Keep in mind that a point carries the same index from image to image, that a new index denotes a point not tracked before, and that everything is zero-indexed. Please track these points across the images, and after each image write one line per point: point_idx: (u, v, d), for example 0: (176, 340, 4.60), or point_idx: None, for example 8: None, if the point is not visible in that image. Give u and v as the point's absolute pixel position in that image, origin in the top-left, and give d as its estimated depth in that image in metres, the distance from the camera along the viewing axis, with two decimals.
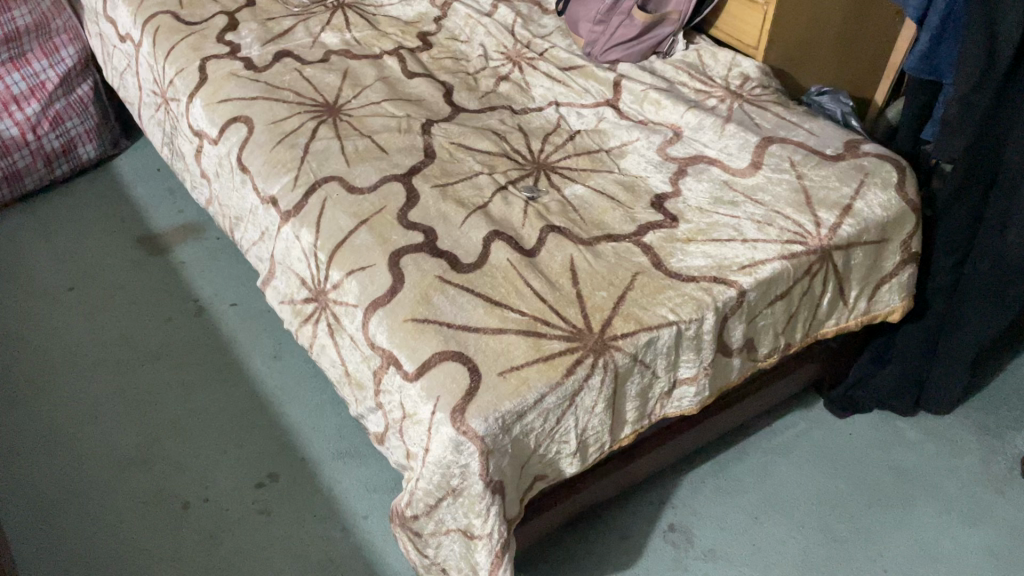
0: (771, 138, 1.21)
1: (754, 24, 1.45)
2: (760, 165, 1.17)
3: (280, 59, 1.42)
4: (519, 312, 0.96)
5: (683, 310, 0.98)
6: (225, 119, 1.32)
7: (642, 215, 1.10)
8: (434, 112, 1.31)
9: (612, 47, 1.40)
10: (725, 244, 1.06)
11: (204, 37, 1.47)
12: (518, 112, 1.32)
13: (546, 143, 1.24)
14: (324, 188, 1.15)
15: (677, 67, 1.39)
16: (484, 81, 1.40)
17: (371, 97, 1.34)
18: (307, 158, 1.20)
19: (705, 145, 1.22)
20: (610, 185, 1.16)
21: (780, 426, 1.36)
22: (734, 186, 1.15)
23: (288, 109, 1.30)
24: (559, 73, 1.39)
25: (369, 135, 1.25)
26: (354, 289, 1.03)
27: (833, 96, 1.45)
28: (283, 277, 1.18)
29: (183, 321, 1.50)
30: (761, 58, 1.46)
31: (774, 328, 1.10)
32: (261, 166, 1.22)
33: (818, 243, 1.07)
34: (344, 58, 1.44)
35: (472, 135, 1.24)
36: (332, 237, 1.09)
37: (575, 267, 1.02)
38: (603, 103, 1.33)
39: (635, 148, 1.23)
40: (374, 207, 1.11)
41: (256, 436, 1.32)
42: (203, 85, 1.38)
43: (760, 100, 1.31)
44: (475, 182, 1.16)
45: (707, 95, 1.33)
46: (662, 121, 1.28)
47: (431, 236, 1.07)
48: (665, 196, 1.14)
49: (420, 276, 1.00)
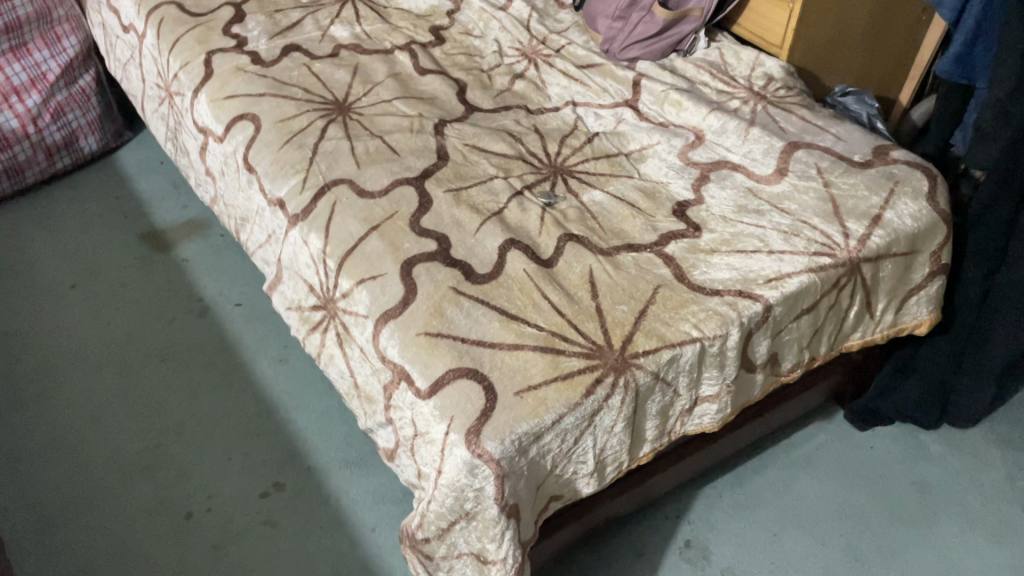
0: (797, 143, 1.17)
1: (778, 22, 1.39)
2: (786, 172, 1.13)
3: (288, 54, 1.38)
4: (536, 327, 0.92)
5: (707, 325, 0.94)
6: (231, 116, 1.27)
7: (663, 224, 1.06)
8: (448, 112, 1.26)
9: (631, 44, 1.36)
10: (750, 255, 1.02)
11: (210, 29, 1.42)
12: (533, 112, 1.28)
13: (563, 146, 1.20)
14: (334, 191, 1.11)
15: (698, 66, 1.35)
16: (499, 79, 1.35)
17: (382, 95, 1.30)
18: (316, 159, 1.16)
19: (728, 150, 1.18)
20: (630, 191, 1.11)
21: (799, 438, 1.33)
22: (759, 193, 1.11)
23: (297, 106, 1.26)
24: (576, 71, 1.34)
25: (380, 135, 1.21)
26: (364, 299, 0.99)
27: (858, 97, 1.41)
28: (291, 283, 1.14)
29: (188, 321, 1.46)
30: (785, 58, 1.41)
31: (798, 342, 1.06)
32: (268, 166, 1.18)
33: (846, 255, 1.03)
34: (355, 53, 1.39)
35: (486, 137, 1.20)
36: (342, 243, 1.05)
37: (594, 279, 0.98)
38: (622, 103, 1.28)
39: (656, 152, 1.19)
40: (385, 212, 1.07)
41: (262, 443, 1.28)
42: (209, 79, 1.33)
43: (784, 102, 1.27)
44: (490, 187, 1.12)
45: (729, 96, 1.29)
46: (683, 123, 1.24)
47: (445, 244, 1.03)
48: (687, 203, 1.10)
49: (434, 287, 0.97)
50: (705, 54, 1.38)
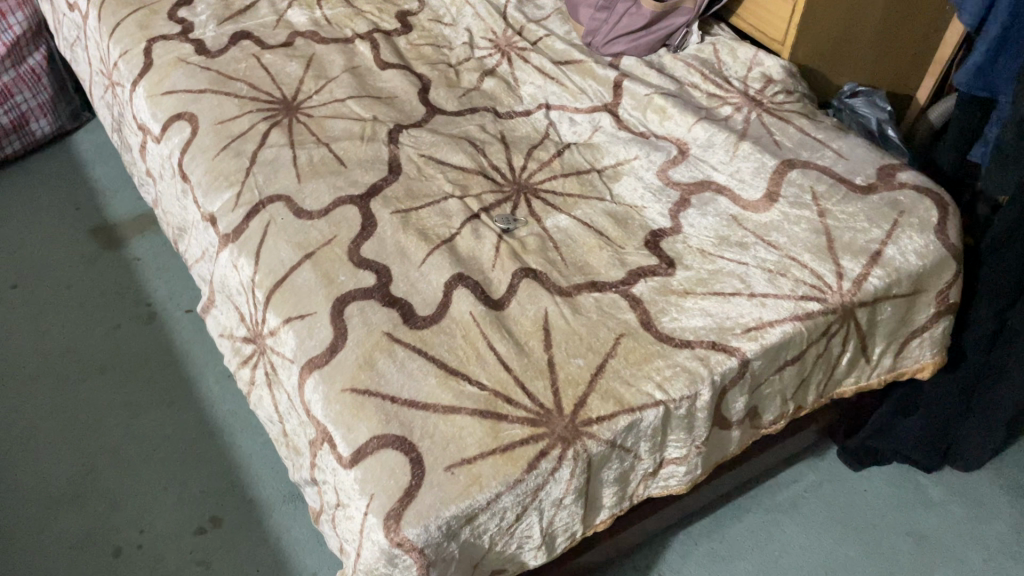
0: (792, 161, 1.04)
1: (781, 16, 1.23)
2: (776, 198, 1.00)
3: (237, 42, 1.25)
4: (478, 386, 0.81)
5: (673, 385, 0.83)
6: (168, 115, 1.16)
7: (633, 258, 0.94)
8: (406, 115, 1.14)
9: (615, 38, 1.23)
10: (729, 299, 0.90)
11: (154, 12, 1.30)
12: (501, 116, 1.15)
13: (530, 159, 1.07)
14: (269, 209, 1.00)
15: (689, 65, 1.21)
16: (467, 75, 1.22)
17: (335, 93, 1.17)
18: (253, 170, 1.05)
19: (714, 167, 1.05)
20: (599, 216, 0.99)
21: (786, 478, 1.22)
22: (745, 222, 0.98)
23: (240, 106, 1.14)
24: (552, 68, 1.21)
25: (328, 141, 1.08)
26: (290, 341, 0.88)
27: (867, 98, 1.28)
28: (224, 309, 1.03)
29: (134, 329, 1.36)
30: (787, 56, 1.25)
31: (782, 394, 0.94)
32: (202, 176, 1.07)
33: (838, 299, 0.91)
34: (311, 42, 1.26)
35: (445, 146, 1.08)
36: (272, 272, 0.94)
37: (549, 326, 0.87)
38: (601, 107, 1.15)
39: (633, 168, 1.06)
40: (323, 237, 0.96)
41: (203, 471, 1.18)
42: (147, 71, 1.21)
43: (782, 110, 1.14)
44: (443, 208, 1.00)
45: (721, 101, 1.16)
46: (667, 134, 1.11)
47: (384, 278, 0.91)
48: (663, 232, 0.97)
49: (366, 332, 0.85)
50: (697, 50, 1.24)
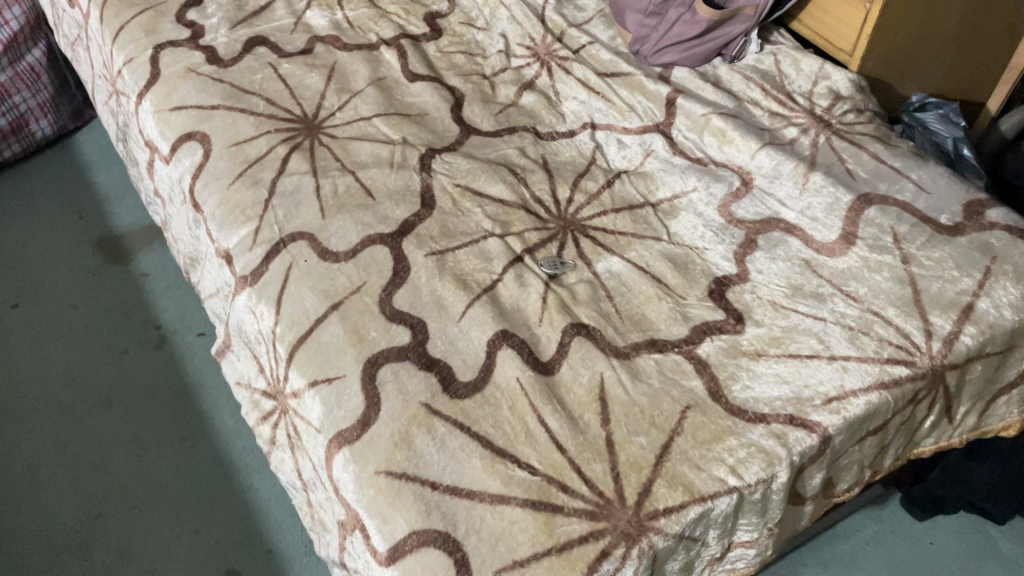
0: (869, 196, 0.94)
1: (852, 24, 1.11)
2: (853, 240, 0.90)
3: (252, 49, 1.15)
4: (528, 470, 0.72)
5: (748, 469, 0.73)
6: (177, 134, 1.05)
7: (696, 312, 0.84)
8: (438, 136, 1.04)
9: (665, 48, 1.12)
10: (806, 362, 0.80)
11: (161, 14, 1.19)
12: (542, 137, 1.05)
13: (576, 190, 0.97)
14: (290, 249, 0.91)
15: (748, 78, 1.10)
16: (503, 88, 1.11)
17: (360, 110, 1.07)
18: (272, 202, 0.95)
19: (781, 202, 0.95)
20: (656, 260, 0.89)
21: (846, 528, 1.14)
22: (819, 269, 0.88)
23: (256, 125, 1.04)
24: (598, 81, 1.10)
25: (354, 168, 0.98)
26: (315, 408, 0.79)
27: (940, 112, 1.17)
28: (240, 355, 0.94)
29: (142, 354, 1.27)
30: (857, 68, 1.13)
31: (860, 463, 0.85)
32: (216, 207, 0.97)
33: (928, 363, 0.81)
34: (332, 49, 1.16)
35: (482, 175, 0.98)
36: (294, 324, 0.85)
37: (606, 395, 0.77)
38: (652, 127, 1.05)
39: (691, 203, 0.96)
40: (350, 284, 0.87)
41: (217, 518, 1.10)
42: (154, 82, 1.11)
43: (853, 132, 1.03)
44: (482, 250, 0.90)
45: (785, 121, 1.05)
46: (726, 161, 1.00)
47: (420, 335, 0.82)
48: (728, 279, 0.88)
49: (401, 403, 0.76)
50: (756, 60, 1.13)
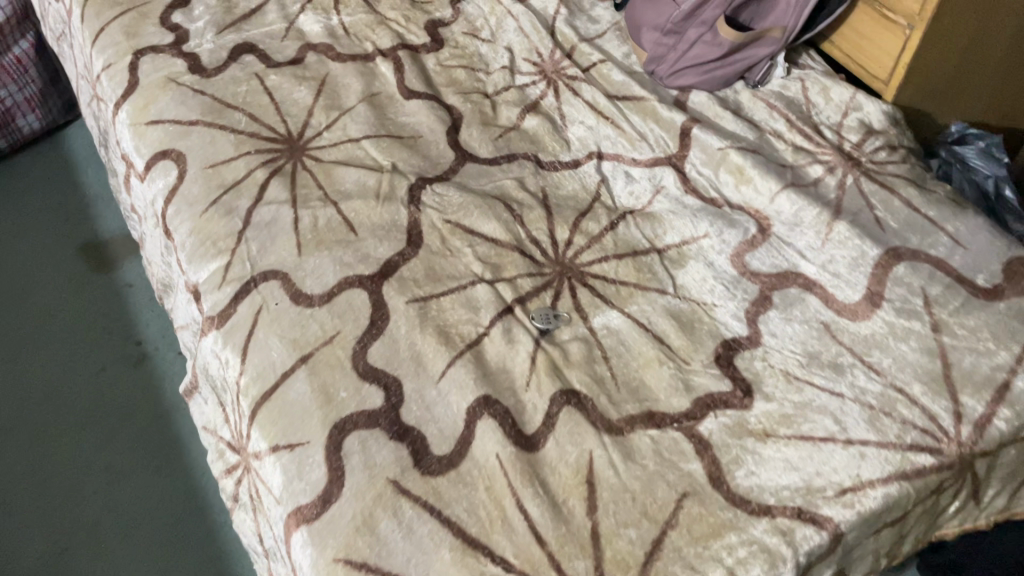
0: (898, 251, 0.85)
1: (889, 51, 1.01)
2: (879, 301, 0.81)
3: (238, 57, 1.07)
4: (502, 566, 0.64)
5: (748, 572, 0.65)
6: (152, 151, 0.98)
7: (700, 381, 0.76)
8: (430, 162, 0.96)
9: (682, 70, 1.03)
10: (819, 446, 0.72)
11: (144, 15, 1.11)
12: (544, 166, 0.97)
13: (576, 231, 0.89)
14: (261, 289, 0.83)
15: (771, 106, 1.01)
16: (505, 109, 1.03)
17: (348, 130, 0.99)
18: (246, 235, 0.88)
19: (801, 253, 0.86)
20: (659, 317, 0.81)
21: None
22: (839, 334, 0.80)
23: (235, 145, 0.96)
24: (607, 105, 1.02)
25: (336, 198, 0.91)
26: (275, 476, 0.72)
27: (982, 150, 1.06)
28: (207, 399, 0.88)
29: (121, 373, 1.22)
30: (892, 99, 1.03)
31: (875, 552, 0.76)
32: (187, 236, 0.90)
33: (955, 451, 0.73)
34: (324, 59, 1.08)
35: (475, 211, 0.90)
36: (259, 377, 0.78)
37: (594, 478, 0.70)
38: (663, 160, 0.96)
39: (701, 250, 0.87)
40: (322, 334, 0.79)
41: (187, 557, 1.04)
42: (131, 92, 1.04)
43: (884, 173, 0.94)
44: (469, 298, 0.83)
45: (809, 157, 0.96)
46: (743, 203, 0.92)
47: (394, 398, 0.75)
48: (737, 343, 0.79)
49: (367, 479, 0.69)
50: (781, 86, 1.04)
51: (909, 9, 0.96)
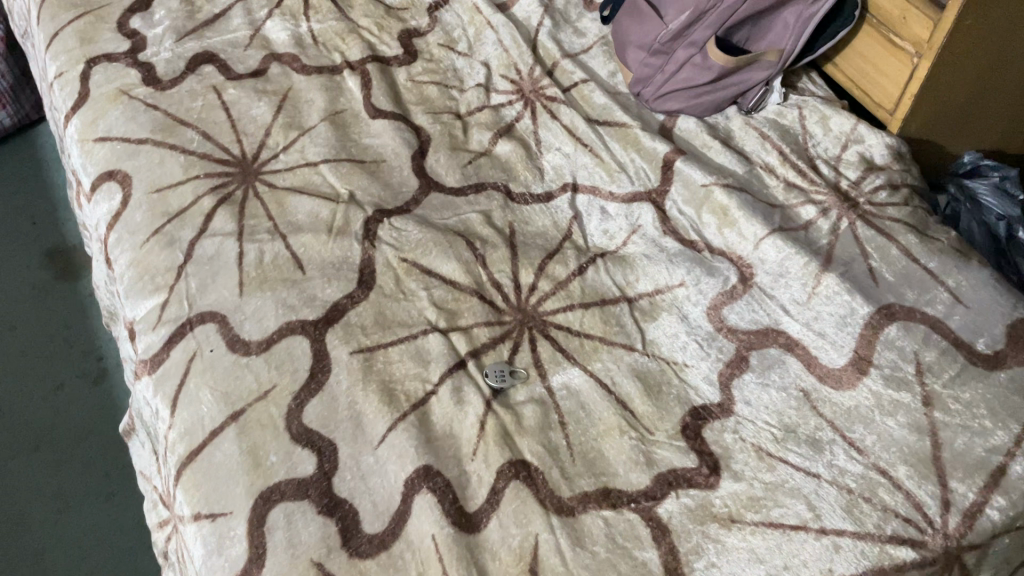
0: (891, 310, 0.78)
1: (895, 79, 0.92)
2: (866, 368, 0.74)
3: (196, 68, 1.00)
4: None
5: None
6: (98, 172, 0.92)
7: (662, 455, 0.70)
8: (391, 192, 0.89)
9: (670, 93, 0.96)
10: (789, 535, 0.65)
11: (101, 19, 1.04)
12: (514, 199, 0.90)
13: (541, 275, 0.82)
14: (196, 333, 0.77)
15: (764, 137, 0.94)
16: (477, 133, 0.96)
17: (306, 153, 0.92)
18: (186, 270, 0.81)
19: (785, 308, 0.79)
20: (624, 378, 0.75)
21: None
22: (820, 405, 0.73)
23: (183, 167, 0.90)
24: (586, 130, 0.95)
25: (286, 230, 0.84)
26: (194, 549, 0.67)
27: (997, 186, 0.96)
28: (144, 445, 0.82)
29: (80, 391, 1.16)
30: (898, 130, 0.95)
31: None
32: (126, 269, 0.84)
33: (940, 544, 0.65)
34: (288, 71, 1.01)
35: (434, 249, 0.83)
36: (187, 434, 0.72)
37: (537, 566, 0.63)
38: (643, 195, 0.89)
39: (675, 301, 0.80)
40: (257, 387, 0.73)
41: None
42: (81, 104, 0.97)
43: (883, 217, 0.86)
44: (419, 350, 0.76)
45: (802, 196, 0.88)
46: (725, 247, 0.85)
47: (327, 465, 0.69)
48: (707, 411, 0.73)
49: (288, 561, 0.63)
50: (777, 112, 0.96)
51: (917, 36, 0.87)
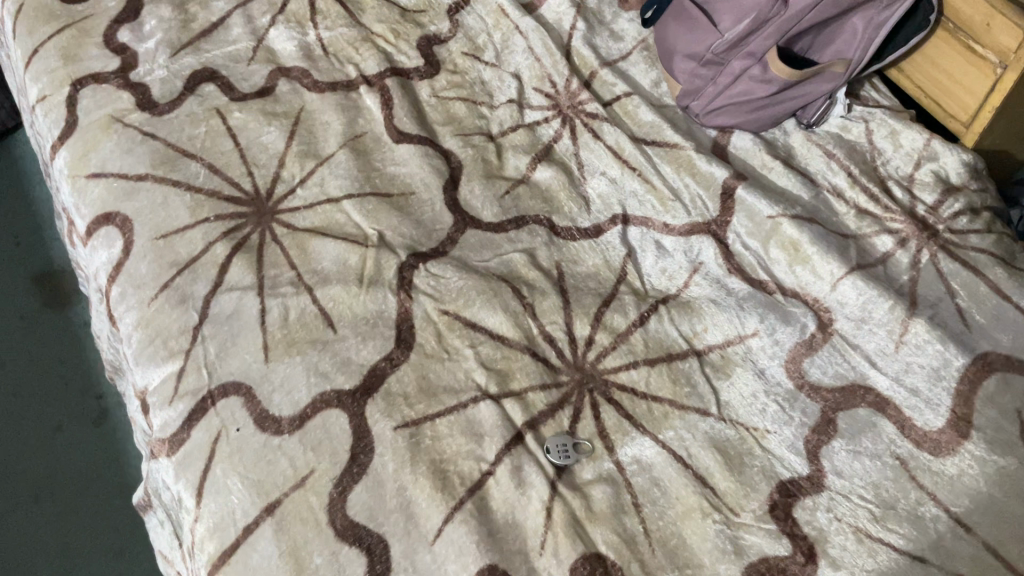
0: (987, 360, 0.71)
1: (973, 90, 0.84)
2: (967, 430, 0.68)
3: (196, 87, 0.90)
4: None
5: None
6: (93, 214, 0.81)
7: (751, 541, 0.63)
8: (424, 230, 0.80)
9: (722, 108, 0.87)
10: None
11: (85, 32, 0.94)
12: (559, 233, 0.81)
13: (598, 327, 0.74)
14: (219, 409, 0.69)
15: (829, 156, 0.86)
16: (513, 157, 0.87)
17: (326, 186, 0.83)
18: (203, 333, 0.73)
19: (870, 360, 0.72)
20: (700, 449, 0.67)
21: None
22: (919, 474, 0.66)
23: (190, 209, 0.80)
24: (634, 152, 0.86)
25: (311, 281, 0.76)
26: None
27: None
28: (164, 524, 0.74)
29: (81, 433, 1.07)
30: (974, 144, 0.87)
31: None
32: (134, 330, 0.75)
33: None
34: (298, 87, 0.91)
35: (478, 298, 0.75)
36: (218, 529, 0.64)
37: None
38: (702, 227, 0.81)
39: (749, 354, 0.73)
40: (293, 473, 0.65)
41: None
42: (69, 134, 0.86)
43: (967, 246, 0.78)
44: (471, 422, 0.68)
45: (876, 224, 0.80)
46: (797, 288, 0.77)
47: (380, 567, 0.61)
48: (796, 485, 0.66)
49: None
50: (841, 127, 0.88)
51: (1003, 45, 0.78)
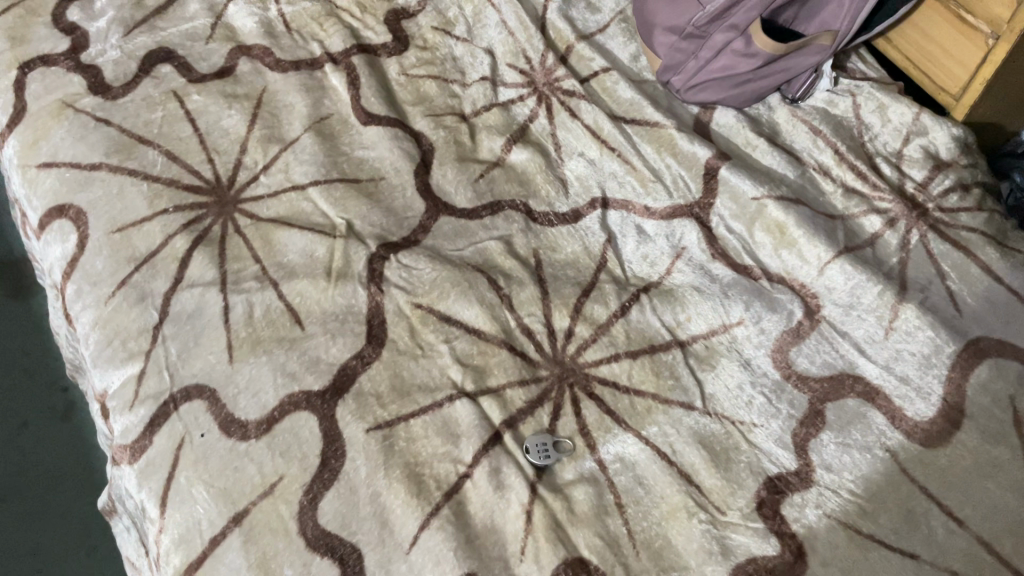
0: (979, 346, 0.69)
1: (963, 61, 0.81)
2: (958, 419, 0.66)
3: (151, 68, 0.85)
4: None
5: None
6: (45, 206, 0.77)
7: (738, 541, 0.61)
8: (395, 218, 0.77)
9: (705, 82, 0.83)
10: None
11: (32, 12, 0.88)
12: (536, 219, 0.78)
13: (578, 318, 0.71)
14: (182, 413, 0.65)
15: (815, 132, 0.83)
16: (487, 138, 0.84)
17: (291, 173, 0.79)
18: (164, 333, 0.69)
19: (859, 347, 0.70)
20: (685, 444, 0.65)
21: None
22: (910, 467, 0.64)
23: (147, 199, 0.75)
24: (613, 132, 0.83)
25: (277, 274, 0.72)
26: None
27: None
28: (130, 531, 0.71)
29: (48, 429, 0.96)
30: (963, 117, 0.84)
31: None
32: (91, 331, 0.71)
33: None
34: (260, 67, 0.87)
35: (453, 290, 0.72)
36: (183, 542, 0.61)
37: None
38: (685, 210, 0.79)
39: (734, 343, 0.71)
40: (261, 480, 0.62)
41: None
42: (18, 121, 0.82)
43: (957, 226, 0.76)
44: (447, 422, 0.65)
45: (864, 204, 0.78)
46: (784, 273, 0.75)
47: None
48: (785, 481, 0.64)
49: None
50: (827, 101, 0.85)
51: (995, 14, 0.75)
